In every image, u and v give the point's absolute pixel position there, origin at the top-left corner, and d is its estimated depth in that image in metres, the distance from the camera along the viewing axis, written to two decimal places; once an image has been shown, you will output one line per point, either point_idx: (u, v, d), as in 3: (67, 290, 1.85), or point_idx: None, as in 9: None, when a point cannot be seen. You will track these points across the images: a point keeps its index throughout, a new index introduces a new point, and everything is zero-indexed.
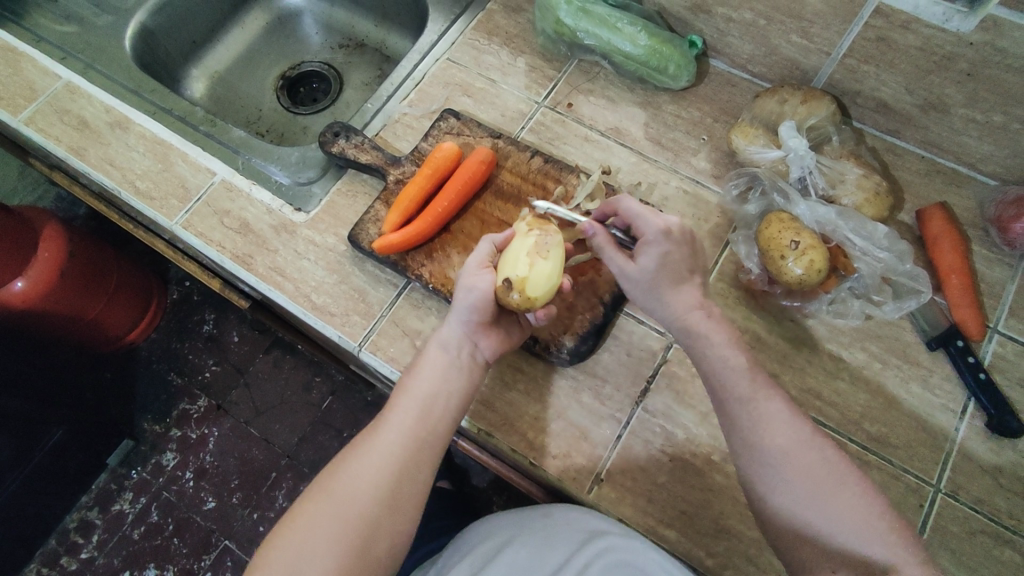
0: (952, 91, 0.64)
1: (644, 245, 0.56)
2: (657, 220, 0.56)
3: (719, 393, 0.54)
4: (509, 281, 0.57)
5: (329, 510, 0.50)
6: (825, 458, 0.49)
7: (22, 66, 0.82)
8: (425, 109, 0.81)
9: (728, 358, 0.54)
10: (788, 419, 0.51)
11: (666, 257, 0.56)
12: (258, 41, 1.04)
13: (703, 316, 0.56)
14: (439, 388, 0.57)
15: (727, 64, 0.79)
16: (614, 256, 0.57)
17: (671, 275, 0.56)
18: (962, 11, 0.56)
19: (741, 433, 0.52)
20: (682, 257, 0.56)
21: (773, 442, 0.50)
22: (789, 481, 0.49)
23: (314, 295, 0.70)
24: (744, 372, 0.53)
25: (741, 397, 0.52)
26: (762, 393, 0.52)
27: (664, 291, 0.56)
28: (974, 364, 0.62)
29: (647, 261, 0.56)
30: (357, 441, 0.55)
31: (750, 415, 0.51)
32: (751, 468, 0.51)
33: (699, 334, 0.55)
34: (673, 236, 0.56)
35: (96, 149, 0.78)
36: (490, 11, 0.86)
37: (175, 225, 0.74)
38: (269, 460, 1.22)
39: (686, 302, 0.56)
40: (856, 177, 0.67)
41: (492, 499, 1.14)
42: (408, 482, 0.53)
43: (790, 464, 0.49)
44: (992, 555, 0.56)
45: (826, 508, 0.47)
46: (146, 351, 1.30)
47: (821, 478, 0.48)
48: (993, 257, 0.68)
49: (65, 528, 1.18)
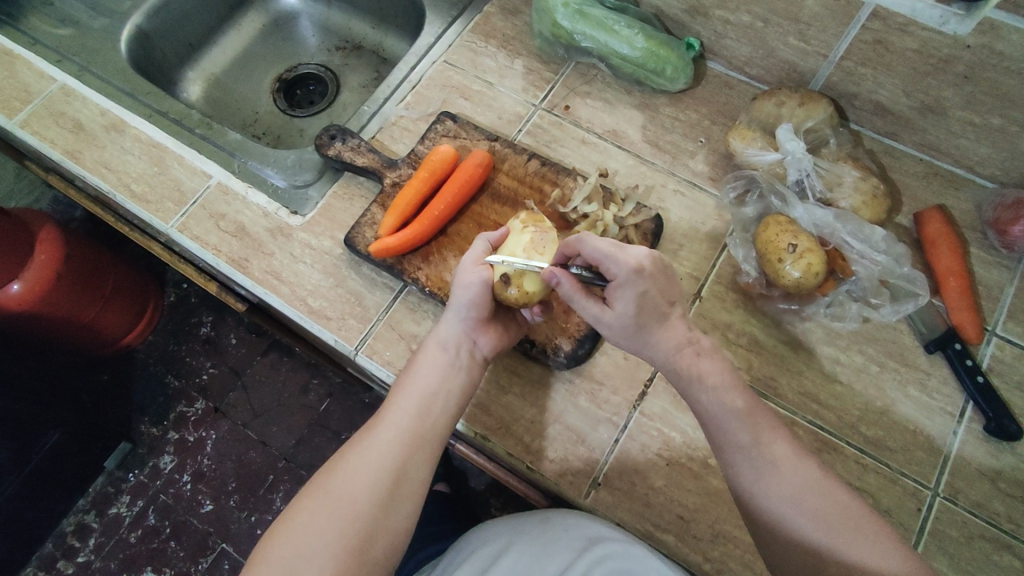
0: (950, 94, 0.63)
1: (619, 288, 0.54)
2: (627, 259, 0.53)
3: (713, 433, 0.53)
4: (506, 277, 0.58)
5: (326, 509, 0.50)
6: (832, 496, 0.50)
7: (17, 69, 0.82)
8: (422, 111, 0.81)
9: (725, 402, 0.53)
10: (793, 463, 0.51)
11: (643, 297, 0.54)
12: (255, 43, 1.04)
13: (692, 353, 0.56)
14: (437, 386, 0.57)
15: (725, 66, 0.79)
16: (587, 305, 0.56)
17: (652, 315, 0.55)
18: (958, 13, 0.57)
19: (743, 475, 0.51)
20: (658, 292, 0.55)
21: (780, 488, 0.50)
22: (799, 525, 0.49)
23: (311, 299, 0.69)
24: (744, 416, 0.53)
25: (742, 444, 0.52)
26: (765, 439, 0.52)
27: (649, 331, 0.55)
28: (972, 368, 0.62)
29: (624, 305, 0.54)
30: (354, 440, 0.55)
31: (755, 463, 0.51)
32: (758, 511, 0.50)
33: (689, 376, 0.55)
34: (645, 272, 0.54)
35: (91, 152, 0.77)
36: (488, 13, 0.86)
37: (171, 228, 0.73)
38: (267, 463, 1.22)
39: (673, 340, 0.56)
40: (854, 180, 0.67)
41: (490, 501, 1.14)
42: (405, 481, 0.52)
43: (800, 507, 0.49)
44: (991, 559, 0.56)
45: (837, 547, 0.47)
46: (144, 353, 1.30)
47: (830, 517, 0.48)
48: (992, 260, 0.68)
49: (62, 531, 1.18)
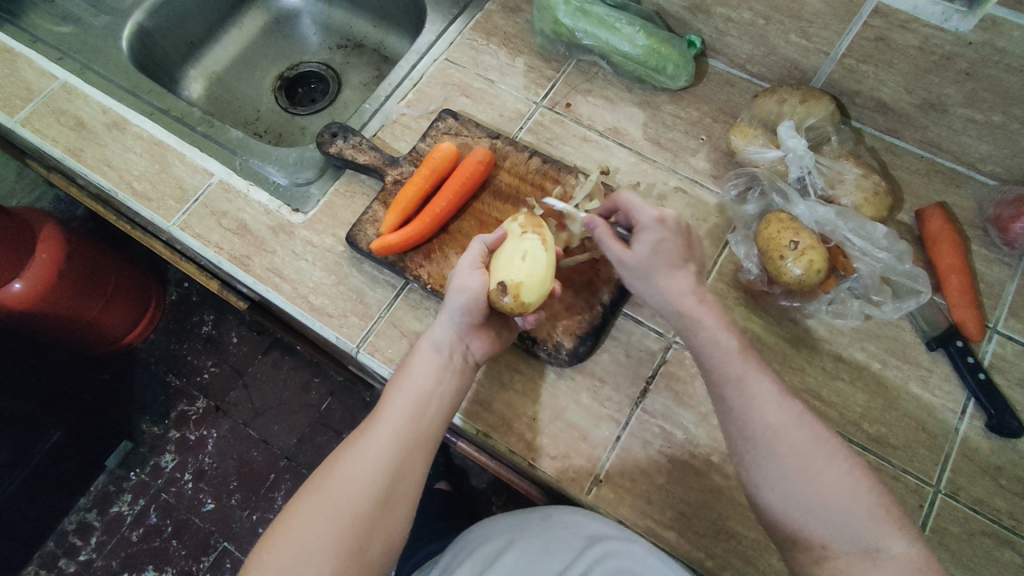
0: (952, 91, 0.63)
1: (640, 231, 0.56)
2: (653, 210, 0.56)
3: (712, 376, 0.53)
4: (504, 286, 0.58)
5: (324, 510, 0.50)
6: (818, 440, 0.49)
7: (19, 68, 0.82)
8: (423, 109, 0.81)
9: (719, 338, 0.53)
10: (781, 401, 0.50)
11: (660, 244, 0.56)
12: (256, 42, 1.04)
13: (696, 300, 0.55)
14: (431, 387, 0.57)
15: (726, 64, 0.79)
16: (611, 245, 0.57)
17: (666, 261, 0.56)
18: (961, 11, 0.56)
19: (736, 418, 0.51)
20: (676, 243, 0.56)
21: (765, 424, 0.49)
22: (780, 463, 0.48)
23: (312, 296, 0.69)
24: (735, 352, 0.52)
25: (732, 379, 0.52)
26: (755, 375, 0.51)
27: (659, 273, 0.56)
28: (973, 364, 0.62)
29: (641, 247, 0.56)
30: (349, 441, 0.55)
31: (742, 396, 0.51)
32: (741, 446, 0.50)
33: (690, 316, 0.55)
34: (667, 224, 0.56)
35: (93, 150, 0.77)
36: (489, 11, 0.86)
37: (173, 226, 0.73)
38: (268, 461, 1.22)
39: (679, 286, 0.55)
40: (855, 177, 0.67)
41: (492, 499, 1.14)
42: (402, 481, 0.52)
43: (783, 445, 0.48)
44: (992, 556, 0.56)
45: (816, 490, 0.47)
46: (145, 351, 1.30)
47: (813, 459, 0.48)
48: (993, 257, 0.68)
49: (64, 530, 1.18)
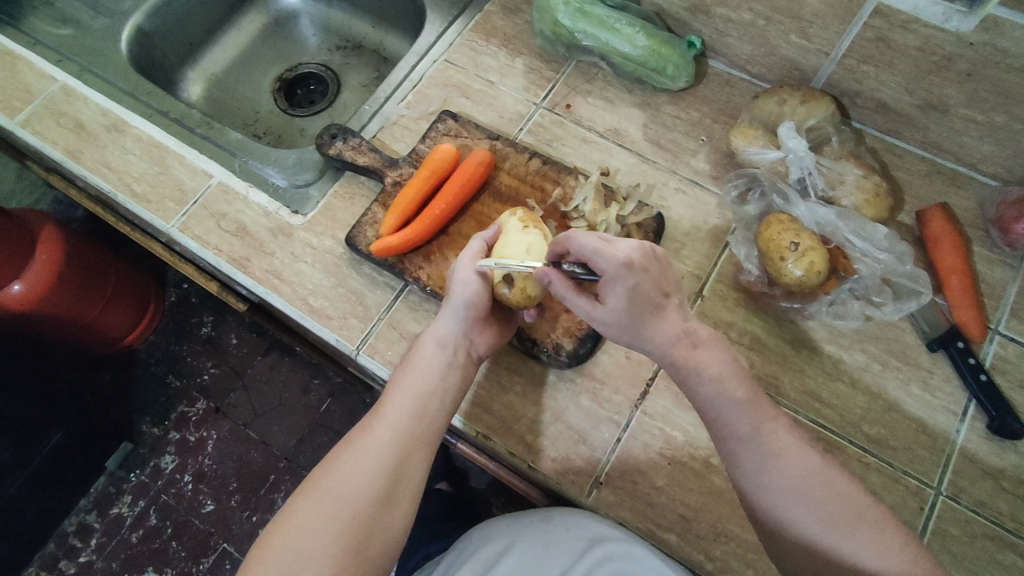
0: (953, 91, 0.63)
1: (608, 284, 0.51)
2: (617, 256, 0.50)
3: (721, 432, 0.52)
4: (510, 279, 0.58)
5: (323, 510, 0.49)
6: (837, 488, 0.49)
7: (18, 69, 0.82)
8: (422, 110, 0.81)
9: (726, 395, 0.52)
10: (796, 452, 0.50)
11: (634, 292, 0.51)
12: (255, 43, 1.03)
13: (689, 344, 0.53)
14: (433, 386, 0.57)
15: (727, 65, 0.79)
16: (579, 303, 0.54)
17: (646, 310, 0.52)
18: (961, 11, 0.56)
19: (748, 476, 0.50)
20: (649, 286, 0.51)
21: (782, 480, 0.49)
22: (801, 519, 0.48)
23: (312, 298, 0.69)
24: (743, 407, 0.51)
25: (742, 436, 0.51)
26: (767, 429, 0.51)
27: (644, 326, 0.53)
28: (974, 365, 0.62)
29: (615, 301, 0.52)
30: (350, 438, 0.54)
31: (756, 456, 0.50)
32: (758, 503, 0.50)
33: (689, 369, 0.53)
34: (636, 266, 0.51)
35: (93, 152, 0.77)
36: (489, 11, 0.86)
37: (172, 228, 0.73)
38: (268, 462, 1.22)
39: (671, 332, 0.53)
40: (856, 178, 0.67)
41: (491, 500, 1.14)
42: (403, 481, 0.52)
43: (804, 500, 0.48)
44: (993, 558, 0.56)
45: (840, 541, 0.47)
46: (145, 353, 1.30)
47: (835, 509, 0.48)
48: (994, 258, 0.68)
49: (64, 532, 1.18)
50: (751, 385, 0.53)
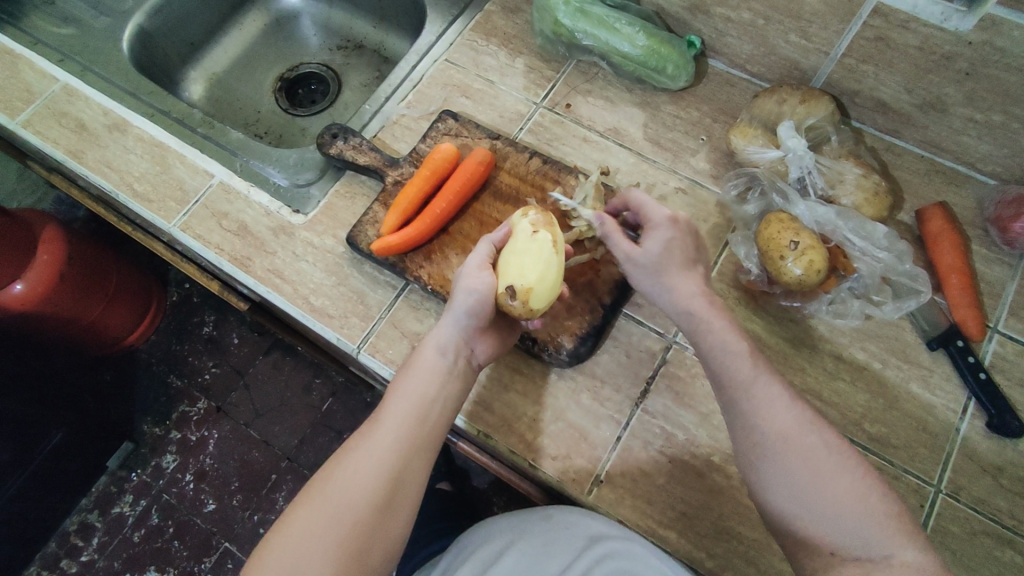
0: (951, 91, 0.63)
1: (652, 229, 0.58)
2: (665, 209, 0.59)
3: (719, 378, 0.53)
4: (513, 290, 0.57)
5: (324, 516, 0.49)
6: (825, 443, 0.48)
7: (20, 70, 0.82)
8: (423, 110, 0.81)
9: (727, 343, 0.53)
10: (786, 404, 0.50)
11: (672, 241, 0.57)
12: (256, 43, 1.04)
13: (704, 302, 0.56)
14: (435, 392, 0.57)
15: (726, 64, 0.79)
16: (619, 241, 0.59)
17: (678, 260, 0.57)
18: (960, 11, 0.56)
19: (741, 420, 0.50)
20: (686, 245, 0.58)
21: (771, 426, 0.49)
22: (786, 466, 0.47)
23: (313, 298, 0.70)
24: (743, 356, 0.52)
25: (740, 383, 0.51)
26: (763, 378, 0.51)
27: (670, 272, 0.57)
28: (974, 364, 0.62)
29: (653, 243, 0.58)
30: (350, 445, 0.54)
31: (749, 400, 0.50)
32: (748, 447, 0.50)
33: (700, 318, 0.55)
34: (679, 224, 0.58)
35: (94, 152, 0.78)
36: (489, 11, 0.86)
37: (174, 227, 0.73)
38: (269, 461, 1.22)
39: (690, 286, 0.56)
40: (855, 177, 0.67)
41: (492, 499, 1.14)
42: (403, 486, 0.52)
43: (791, 448, 0.47)
44: (993, 556, 0.56)
45: (823, 493, 0.46)
46: (146, 352, 1.30)
47: (821, 462, 0.47)
48: (993, 257, 0.68)
49: (65, 531, 1.18)
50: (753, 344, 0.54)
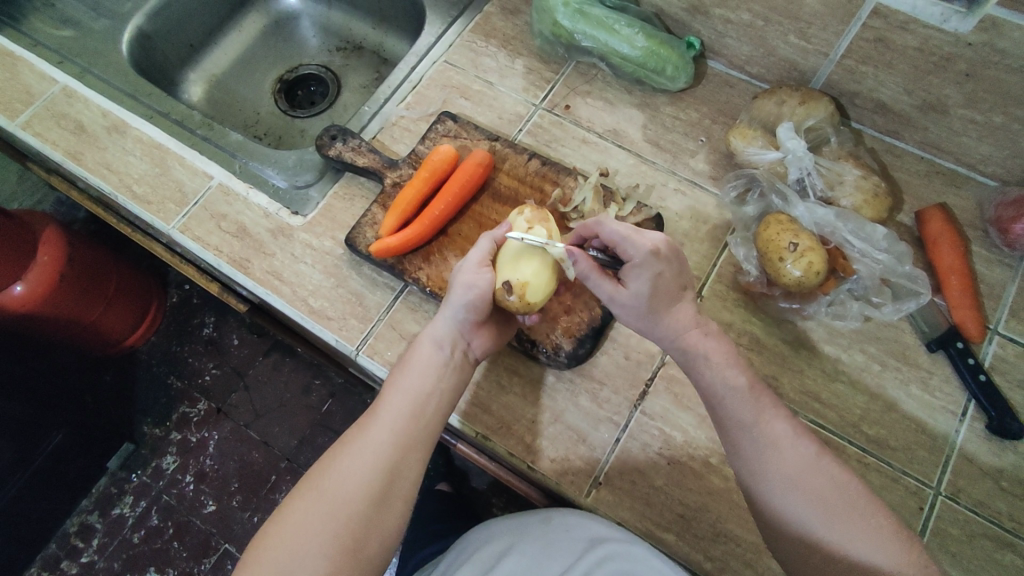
0: (951, 92, 0.63)
1: (633, 267, 0.55)
2: (645, 243, 0.55)
3: (721, 417, 0.53)
4: (510, 285, 0.58)
5: (318, 512, 0.49)
6: (833, 480, 0.49)
7: (20, 71, 0.82)
8: (422, 111, 0.81)
9: (728, 382, 0.53)
10: (794, 444, 0.50)
11: (658, 278, 0.55)
12: (255, 45, 1.04)
13: (700, 335, 0.55)
14: (430, 387, 0.57)
15: (726, 66, 0.79)
16: (602, 284, 0.56)
17: (666, 296, 0.55)
18: (960, 11, 0.56)
19: (747, 461, 0.51)
20: (671, 277, 0.55)
21: (780, 467, 0.49)
22: (798, 507, 0.48)
23: (312, 299, 0.70)
24: (745, 395, 0.52)
25: (744, 423, 0.51)
26: (767, 417, 0.51)
27: (661, 311, 0.55)
28: (974, 366, 0.62)
29: (637, 285, 0.55)
30: (346, 439, 0.54)
31: (755, 441, 0.50)
32: (756, 488, 0.50)
33: (697, 356, 0.55)
34: (661, 255, 0.55)
35: (93, 153, 0.78)
36: (488, 13, 0.86)
37: (173, 229, 0.73)
38: (268, 463, 1.22)
39: (683, 321, 0.56)
40: (855, 179, 0.67)
41: (492, 501, 1.14)
42: (398, 482, 0.52)
43: (800, 490, 0.48)
44: (992, 558, 0.56)
45: (837, 533, 0.46)
46: (146, 353, 1.30)
47: (831, 500, 0.47)
48: (993, 258, 0.68)
49: (65, 532, 1.18)
50: (754, 377, 0.54)
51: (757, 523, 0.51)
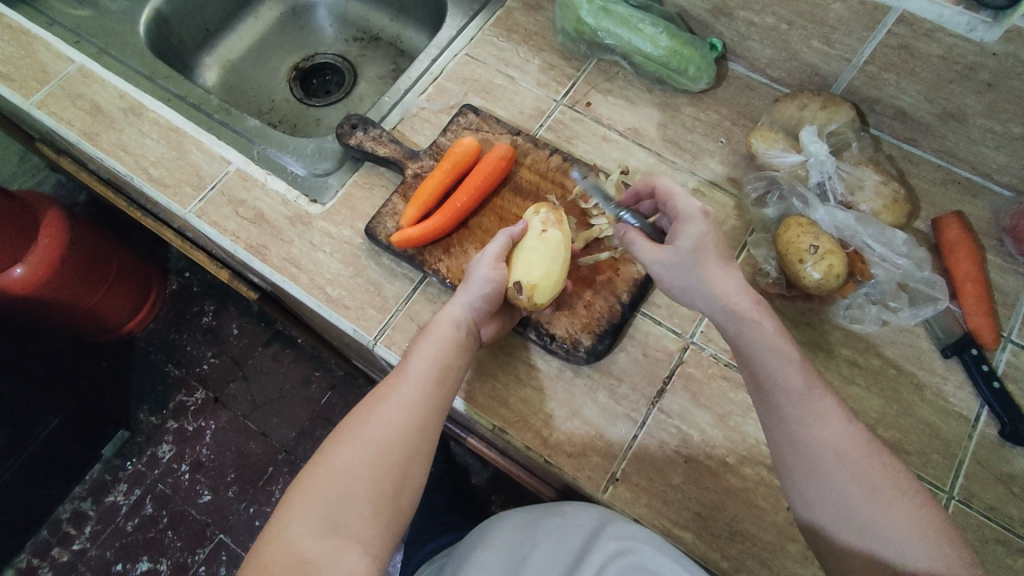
0: (972, 101, 0.64)
1: (682, 224, 0.56)
2: (694, 202, 0.56)
3: (770, 387, 0.52)
4: (519, 285, 0.60)
5: (360, 458, 0.50)
6: (877, 461, 0.49)
7: (34, 48, 0.81)
8: (443, 104, 0.80)
9: (778, 349, 0.52)
10: (842, 420, 0.50)
11: (703, 237, 0.55)
12: (271, 31, 1.03)
13: (750, 300, 0.53)
14: (452, 357, 0.57)
15: (746, 68, 0.79)
16: (643, 247, 0.56)
17: (712, 255, 0.55)
18: (986, 21, 0.57)
19: (793, 431, 0.50)
20: (718, 238, 0.55)
21: (828, 441, 0.49)
22: (839, 483, 0.48)
23: (329, 288, 0.69)
24: (798, 368, 0.51)
25: (795, 394, 0.51)
26: (818, 392, 0.51)
27: (704, 269, 0.54)
28: (987, 373, 0.62)
29: (685, 240, 0.55)
30: (377, 392, 0.54)
31: (805, 413, 0.50)
32: (800, 461, 0.50)
33: (747, 322, 0.53)
34: (709, 217, 0.56)
35: (109, 134, 0.77)
36: (509, 8, 0.86)
37: (189, 213, 0.73)
38: (267, 454, 1.21)
39: (730, 288, 0.53)
40: (875, 185, 0.68)
41: (491, 497, 1.15)
42: (429, 436, 0.53)
43: (846, 465, 0.48)
44: (1003, 563, 0.57)
45: (875, 511, 0.47)
46: (145, 340, 1.29)
47: (873, 479, 0.48)
48: (1007, 267, 0.69)
49: (57, 519, 1.17)
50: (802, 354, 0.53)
51: (789, 492, 0.51)
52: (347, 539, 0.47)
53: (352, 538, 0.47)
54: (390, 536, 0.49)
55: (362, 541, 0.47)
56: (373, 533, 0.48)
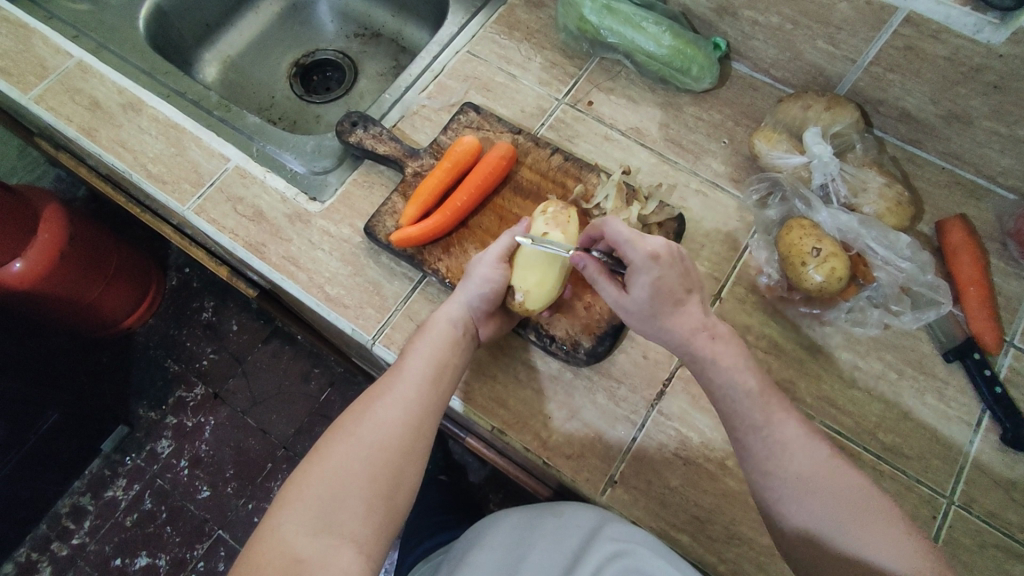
0: (977, 103, 0.64)
1: (635, 274, 0.55)
2: (645, 247, 0.55)
3: (731, 418, 0.54)
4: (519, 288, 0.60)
5: (355, 456, 0.50)
6: (845, 483, 0.50)
7: (32, 43, 0.80)
8: (444, 101, 0.80)
9: (744, 374, 0.54)
10: (802, 443, 0.51)
11: (658, 283, 0.55)
12: (272, 27, 1.02)
13: (707, 338, 0.56)
14: (449, 355, 0.56)
15: (750, 68, 0.79)
16: (608, 288, 0.57)
17: (669, 299, 0.55)
18: (993, 23, 0.56)
19: (756, 461, 0.52)
20: (674, 279, 0.55)
21: (790, 467, 0.50)
22: (807, 505, 0.49)
23: (328, 287, 0.69)
24: (755, 396, 0.53)
25: (754, 424, 0.52)
26: (777, 420, 0.52)
27: (662, 316, 0.55)
28: (990, 377, 0.62)
29: (639, 291, 0.55)
30: (374, 390, 0.54)
31: (766, 443, 0.52)
32: (767, 491, 0.51)
33: (704, 357, 0.55)
34: (661, 259, 0.55)
35: (107, 130, 0.76)
36: (512, 5, 0.85)
37: (188, 210, 0.72)
38: (266, 451, 1.21)
39: (687, 325, 0.55)
40: (879, 186, 0.67)
41: (489, 496, 1.15)
42: (425, 434, 0.52)
43: (811, 489, 0.49)
44: (1002, 568, 0.56)
45: (849, 532, 0.48)
46: (144, 335, 1.29)
47: (842, 498, 0.49)
48: (1011, 271, 0.68)
49: (56, 513, 1.17)
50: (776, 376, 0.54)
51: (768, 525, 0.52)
52: (341, 537, 0.46)
53: (346, 536, 0.47)
54: (384, 535, 0.49)
55: (356, 540, 0.47)
56: (366, 532, 0.48)
